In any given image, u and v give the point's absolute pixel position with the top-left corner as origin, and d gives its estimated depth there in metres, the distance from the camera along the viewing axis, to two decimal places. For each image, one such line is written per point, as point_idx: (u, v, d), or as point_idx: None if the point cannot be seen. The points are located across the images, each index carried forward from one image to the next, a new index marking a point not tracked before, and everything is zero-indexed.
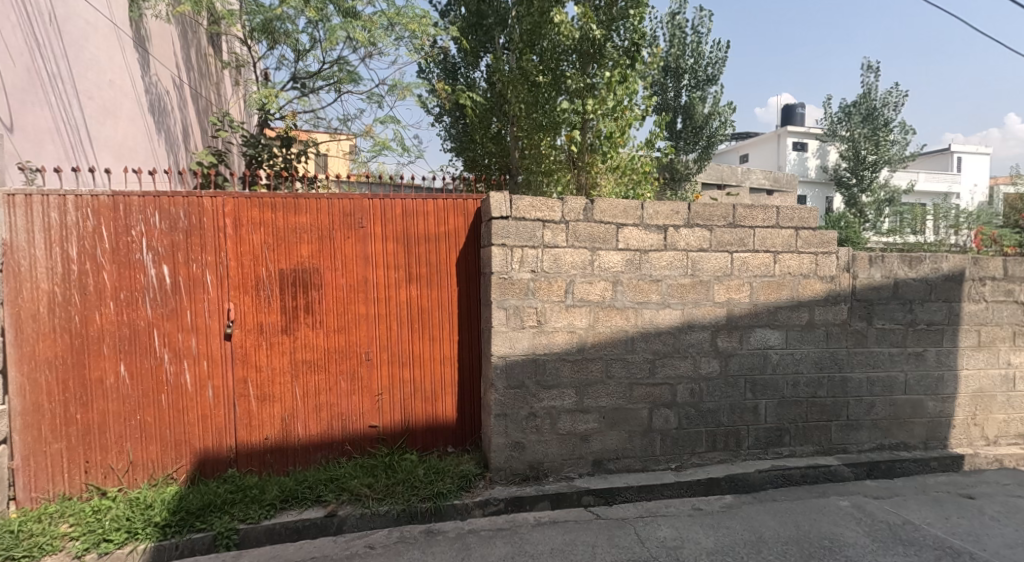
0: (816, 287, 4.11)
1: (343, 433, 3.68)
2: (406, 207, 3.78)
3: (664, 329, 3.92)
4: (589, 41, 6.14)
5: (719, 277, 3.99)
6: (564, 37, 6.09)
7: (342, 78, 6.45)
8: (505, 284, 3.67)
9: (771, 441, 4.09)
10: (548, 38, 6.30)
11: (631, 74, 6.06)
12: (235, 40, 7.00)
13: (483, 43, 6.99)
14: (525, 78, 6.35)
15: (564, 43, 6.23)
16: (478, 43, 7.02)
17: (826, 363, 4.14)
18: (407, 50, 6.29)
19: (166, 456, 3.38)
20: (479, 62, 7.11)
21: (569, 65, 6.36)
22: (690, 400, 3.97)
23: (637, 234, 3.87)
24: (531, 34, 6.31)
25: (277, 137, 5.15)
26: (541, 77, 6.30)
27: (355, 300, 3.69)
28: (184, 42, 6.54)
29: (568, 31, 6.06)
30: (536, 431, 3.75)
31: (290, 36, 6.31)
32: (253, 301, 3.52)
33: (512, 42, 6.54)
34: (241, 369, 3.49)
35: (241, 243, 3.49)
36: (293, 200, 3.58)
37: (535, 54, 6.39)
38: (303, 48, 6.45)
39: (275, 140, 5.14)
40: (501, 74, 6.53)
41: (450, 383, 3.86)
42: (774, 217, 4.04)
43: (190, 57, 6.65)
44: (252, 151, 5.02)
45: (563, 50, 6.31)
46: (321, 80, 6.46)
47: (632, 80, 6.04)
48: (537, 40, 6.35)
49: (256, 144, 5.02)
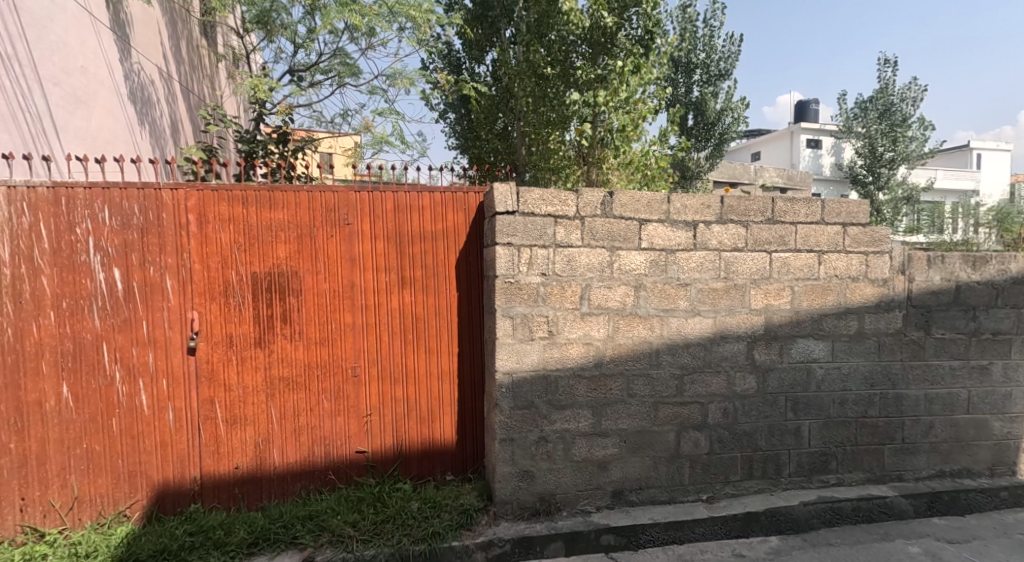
0: (866, 290, 3.60)
1: (326, 460, 3.23)
2: (398, 201, 3.31)
3: (693, 341, 3.43)
4: (600, 29, 5.66)
5: (756, 280, 3.50)
6: (574, 27, 5.61)
7: (342, 72, 6.01)
8: (511, 289, 3.18)
9: (816, 468, 3.57)
10: (556, 30, 5.83)
11: (645, 64, 5.56)
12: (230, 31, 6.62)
13: (488, 36, 6.53)
14: (532, 71, 5.92)
15: (573, 33, 5.76)
16: (484, 35, 6.56)
17: (878, 379, 3.63)
18: (410, 40, 5.84)
19: (117, 490, 2.92)
20: (484, 56, 6.66)
21: (578, 57, 5.90)
22: (724, 421, 3.48)
23: (663, 233, 3.38)
24: (539, 25, 5.88)
25: (272, 134, 4.80)
26: (549, 69, 5.87)
27: (340, 308, 3.23)
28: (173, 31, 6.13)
29: (578, 21, 5.58)
30: (547, 458, 3.26)
31: (287, 28, 5.87)
32: (221, 309, 3.05)
33: (518, 35, 6.05)
34: (207, 389, 3.03)
35: (206, 243, 3.03)
36: (268, 193, 3.12)
37: (543, 47, 5.92)
38: (299, 41, 6.03)
39: (272, 137, 4.81)
40: (507, 67, 6.04)
41: (448, 402, 3.40)
42: (819, 212, 3.55)
43: (179, 49, 6.23)
44: (247, 148, 4.72)
45: (571, 42, 5.87)
46: (320, 72, 6.01)
47: (647, 70, 5.57)
48: (546, 31, 5.89)
49: (249, 139, 4.72)
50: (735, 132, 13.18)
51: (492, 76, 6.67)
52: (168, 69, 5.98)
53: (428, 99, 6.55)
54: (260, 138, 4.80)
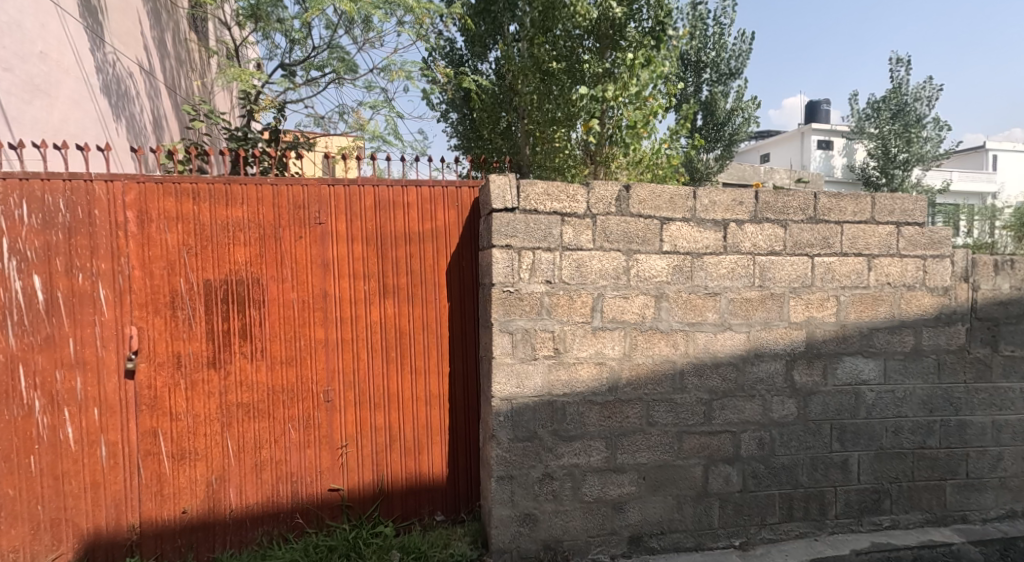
0: (924, 301, 3.10)
1: (293, 500, 2.75)
2: (380, 196, 2.84)
3: (723, 361, 2.94)
4: (608, 21, 5.23)
5: (797, 288, 3.00)
6: (580, 19, 5.19)
7: (337, 69, 5.45)
8: (510, 300, 2.70)
9: (866, 508, 3.07)
10: (562, 23, 5.31)
11: (657, 56, 5.03)
12: (220, 22, 6.17)
13: (491, 32, 6.02)
14: (536, 67, 5.43)
15: (580, 26, 5.27)
16: (486, 32, 6.05)
17: (938, 404, 3.12)
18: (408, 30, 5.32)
19: (36, 541, 2.45)
20: (488, 52, 6.19)
21: (584, 51, 5.39)
22: (759, 454, 2.98)
23: (688, 233, 2.89)
24: (544, 18, 5.35)
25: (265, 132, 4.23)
26: (554, 64, 5.35)
27: (310, 322, 2.76)
28: (157, 21, 5.67)
29: (585, 11, 5.16)
30: (553, 499, 2.78)
31: (283, 23, 5.26)
32: (167, 323, 2.59)
33: (522, 30, 5.55)
34: (149, 419, 2.56)
35: (149, 245, 2.56)
36: (224, 186, 2.66)
37: (548, 43, 5.40)
38: (293, 36, 5.50)
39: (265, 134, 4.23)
40: (511, 63, 5.58)
41: (438, 430, 2.92)
42: (868, 209, 3.06)
43: (164, 42, 5.78)
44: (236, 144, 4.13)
45: (577, 34, 5.35)
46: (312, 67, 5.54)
47: (659, 63, 5.03)
48: (551, 24, 5.35)
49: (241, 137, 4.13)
50: (745, 133, 12.73)
51: (495, 72, 6.17)
52: (151, 63, 5.49)
53: (428, 95, 6.12)
54: (252, 134, 4.26)
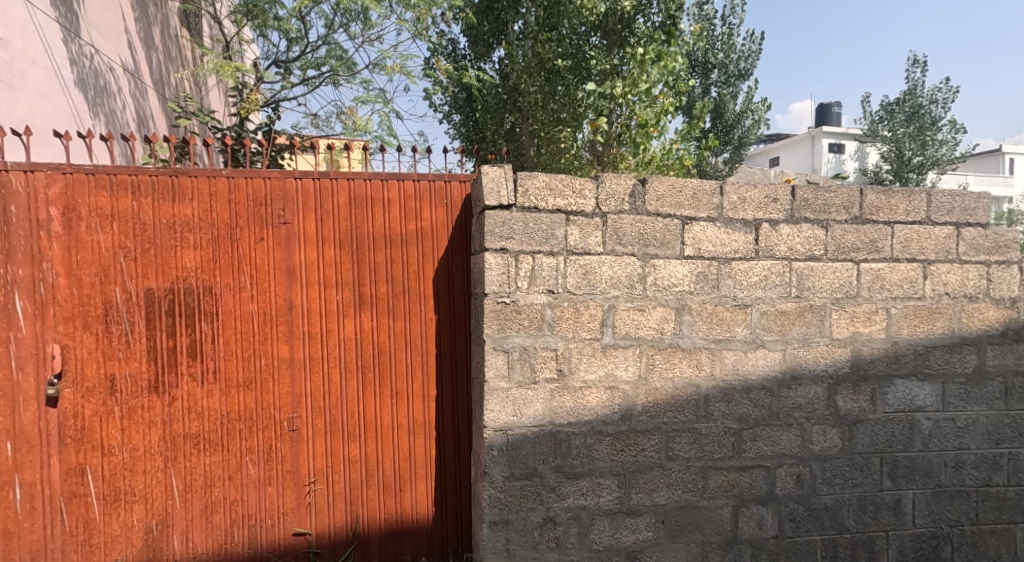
0: (989, 314, 2.66)
1: (249, 548, 2.35)
2: (355, 192, 2.43)
3: (755, 385, 2.51)
4: (616, 15, 4.79)
5: (840, 299, 2.57)
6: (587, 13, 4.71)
7: (336, 67, 5.02)
8: (505, 313, 2.29)
9: (922, 557, 2.63)
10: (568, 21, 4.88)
11: (668, 52, 4.56)
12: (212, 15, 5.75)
13: (495, 31, 5.56)
14: (540, 66, 5.00)
15: (586, 21, 4.83)
16: (489, 30, 5.60)
17: (1006, 434, 2.67)
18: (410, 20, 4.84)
19: None
20: (490, 52, 5.75)
21: (591, 48, 4.95)
22: (798, 493, 2.54)
23: (714, 235, 2.48)
24: (549, 15, 4.91)
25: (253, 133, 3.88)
26: (560, 62, 4.91)
27: (272, 338, 2.36)
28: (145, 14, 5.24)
29: (592, 5, 4.70)
30: (556, 547, 2.36)
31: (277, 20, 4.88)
32: (99, 340, 2.20)
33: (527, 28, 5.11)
34: (76, 454, 2.17)
35: (77, 247, 2.17)
36: (170, 179, 2.26)
37: (553, 40, 4.94)
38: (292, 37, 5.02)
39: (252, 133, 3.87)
40: (514, 62, 5.11)
41: (423, 464, 2.50)
42: (922, 208, 2.62)
43: (152, 36, 5.31)
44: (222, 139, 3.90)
45: (583, 31, 4.93)
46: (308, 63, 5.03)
47: (670, 59, 4.54)
48: (557, 21, 4.91)
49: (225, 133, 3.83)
50: (754, 136, 12.33)
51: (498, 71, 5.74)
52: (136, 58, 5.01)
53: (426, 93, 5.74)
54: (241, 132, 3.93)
